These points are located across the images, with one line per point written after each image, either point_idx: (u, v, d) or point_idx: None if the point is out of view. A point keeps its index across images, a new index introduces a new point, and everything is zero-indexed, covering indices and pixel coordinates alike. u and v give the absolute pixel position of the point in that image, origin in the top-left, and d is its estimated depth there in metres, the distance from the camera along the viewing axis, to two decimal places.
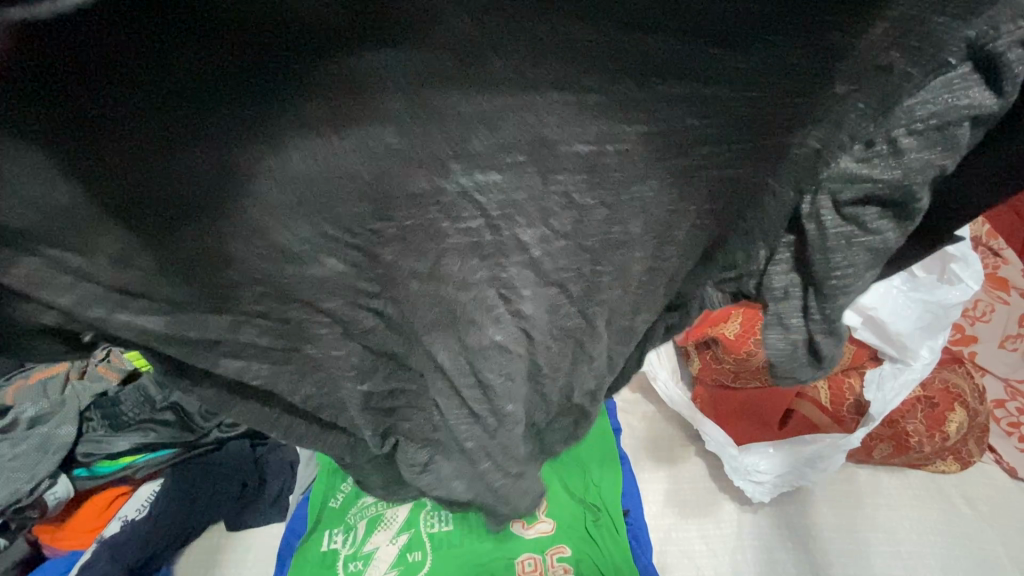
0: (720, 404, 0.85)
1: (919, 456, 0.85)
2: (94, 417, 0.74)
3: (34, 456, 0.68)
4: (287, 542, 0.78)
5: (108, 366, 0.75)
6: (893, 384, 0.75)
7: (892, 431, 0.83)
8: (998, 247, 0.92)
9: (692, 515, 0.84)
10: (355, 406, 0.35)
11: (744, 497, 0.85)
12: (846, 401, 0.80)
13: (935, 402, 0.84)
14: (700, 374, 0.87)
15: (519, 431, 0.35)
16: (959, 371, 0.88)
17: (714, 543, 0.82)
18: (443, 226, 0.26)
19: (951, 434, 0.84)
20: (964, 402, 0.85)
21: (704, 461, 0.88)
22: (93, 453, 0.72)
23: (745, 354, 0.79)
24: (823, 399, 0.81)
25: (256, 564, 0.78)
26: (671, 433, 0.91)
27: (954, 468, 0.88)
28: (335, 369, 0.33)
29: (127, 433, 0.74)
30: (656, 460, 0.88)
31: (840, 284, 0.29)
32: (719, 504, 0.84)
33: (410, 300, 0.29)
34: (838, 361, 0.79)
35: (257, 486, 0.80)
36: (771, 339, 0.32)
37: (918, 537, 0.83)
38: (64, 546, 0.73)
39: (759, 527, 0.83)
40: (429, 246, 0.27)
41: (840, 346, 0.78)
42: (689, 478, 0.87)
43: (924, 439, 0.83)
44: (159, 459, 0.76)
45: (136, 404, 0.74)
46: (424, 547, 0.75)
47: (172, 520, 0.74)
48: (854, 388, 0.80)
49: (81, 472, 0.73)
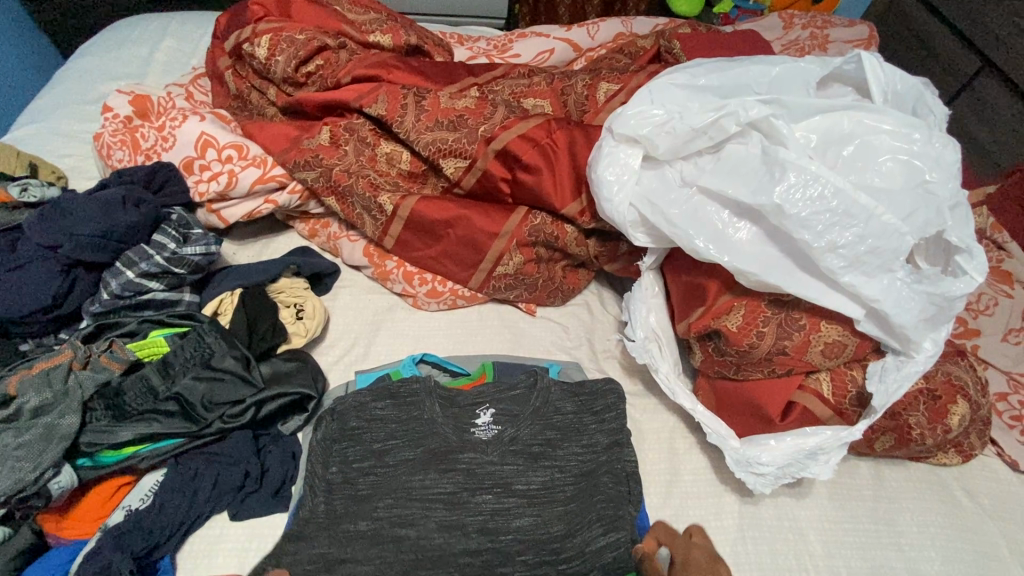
0: (721, 396, 0.84)
1: (921, 449, 0.86)
2: (98, 408, 0.76)
3: (38, 446, 0.69)
4: (290, 532, 0.76)
5: (112, 356, 0.77)
6: (895, 375, 0.75)
7: (894, 423, 0.84)
8: (1002, 240, 1.05)
9: (693, 506, 0.84)
10: (446, 434, 0.81)
11: (745, 489, 0.86)
12: (848, 393, 0.79)
13: (937, 395, 0.84)
14: (701, 366, 0.85)
15: (472, 465, 0.79)
16: (961, 364, 0.88)
17: (715, 534, 0.82)
18: (454, 456, 0.79)
19: (953, 428, 0.84)
20: (967, 395, 0.85)
21: (705, 455, 0.89)
22: (95, 443, 0.74)
23: (748, 345, 0.78)
24: (825, 391, 0.79)
25: (259, 554, 0.75)
26: (673, 425, 0.91)
27: (955, 460, 0.89)
28: (399, 446, 0.80)
29: (131, 422, 0.76)
30: (658, 452, 0.89)
31: (669, 361, 0.87)
32: (719, 496, 0.85)
33: (410, 454, 0.79)
34: (841, 353, 0.78)
35: (259, 477, 0.79)
36: (652, 339, 0.88)
37: (919, 529, 0.84)
38: (66, 536, 0.73)
39: (758, 519, 0.83)
40: (463, 457, 0.79)
41: (845, 337, 0.77)
42: (690, 469, 0.87)
43: (927, 432, 0.84)
44: (162, 450, 0.77)
45: (140, 394, 0.76)
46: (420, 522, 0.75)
47: (176, 510, 0.74)
48: (856, 380, 0.79)
49: (85, 463, 0.74)
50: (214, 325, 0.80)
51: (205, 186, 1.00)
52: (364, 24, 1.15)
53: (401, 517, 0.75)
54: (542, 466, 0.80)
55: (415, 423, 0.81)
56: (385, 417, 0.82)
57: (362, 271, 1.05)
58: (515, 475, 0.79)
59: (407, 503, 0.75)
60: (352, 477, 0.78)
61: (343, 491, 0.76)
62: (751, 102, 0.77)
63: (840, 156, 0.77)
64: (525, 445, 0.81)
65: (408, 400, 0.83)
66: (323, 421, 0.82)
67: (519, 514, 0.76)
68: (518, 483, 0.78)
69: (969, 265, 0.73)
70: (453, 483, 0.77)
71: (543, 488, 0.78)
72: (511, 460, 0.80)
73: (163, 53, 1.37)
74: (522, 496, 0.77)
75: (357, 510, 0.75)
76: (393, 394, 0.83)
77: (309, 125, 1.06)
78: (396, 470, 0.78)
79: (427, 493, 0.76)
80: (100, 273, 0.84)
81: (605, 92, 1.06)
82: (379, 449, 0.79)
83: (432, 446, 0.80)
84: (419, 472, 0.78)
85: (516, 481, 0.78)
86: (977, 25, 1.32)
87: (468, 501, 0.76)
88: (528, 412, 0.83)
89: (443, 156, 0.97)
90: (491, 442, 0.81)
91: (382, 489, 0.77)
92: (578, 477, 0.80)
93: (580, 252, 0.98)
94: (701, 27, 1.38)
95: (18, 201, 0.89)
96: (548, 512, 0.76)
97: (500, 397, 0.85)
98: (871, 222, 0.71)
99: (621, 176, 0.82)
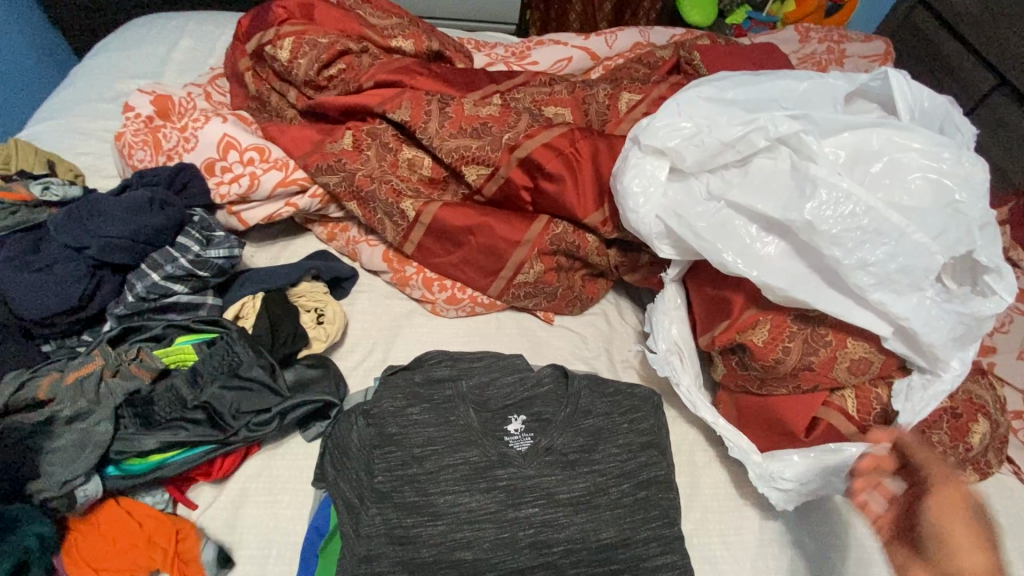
0: (744, 409, 0.84)
1: (942, 467, 0.86)
2: (126, 415, 0.75)
3: (72, 452, 0.70)
4: (310, 540, 0.76)
5: (141, 365, 0.77)
6: (921, 395, 0.76)
7: (916, 441, 0.84)
8: (1018, 258, 1.05)
9: (713, 520, 0.84)
10: (469, 451, 0.79)
11: (765, 504, 0.85)
12: (873, 411, 0.79)
13: (959, 413, 0.84)
14: (724, 379, 0.85)
15: (500, 466, 0.79)
16: (982, 383, 0.88)
17: (735, 550, 0.81)
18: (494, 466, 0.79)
19: (975, 446, 0.84)
20: (988, 413, 0.85)
21: (725, 468, 0.88)
22: (123, 451, 0.73)
23: (774, 360, 0.78)
24: (850, 408, 0.79)
25: (280, 561, 0.75)
26: (692, 437, 0.91)
27: (974, 478, 0.89)
28: (443, 455, 0.79)
29: (158, 431, 0.75)
30: (679, 464, 0.88)
31: (689, 373, 0.87)
32: (740, 512, 0.85)
33: (448, 463, 0.78)
34: (867, 371, 0.78)
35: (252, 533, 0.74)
36: (673, 350, 0.87)
37: None
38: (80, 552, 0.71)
39: (779, 534, 0.83)
40: (498, 468, 0.79)
41: (871, 354, 0.77)
42: (709, 483, 0.87)
43: (949, 450, 0.84)
44: (190, 459, 0.76)
45: (169, 403, 0.77)
46: (450, 551, 0.73)
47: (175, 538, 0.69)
48: (881, 398, 0.79)
49: (113, 472, 0.74)
50: (243, 335, 0.81)
51: (226, 188, 1.00)
52: (387, 28, 1.15)
53: (438, 526, 0.75)
54: (588, 471, 0.80)
55: (452, 429, 0.81)
56: (421, 421, 0.81)
57: (381, 276, 1.04)
58: (558, 471, 0.79)
59: (464, 471, 0.78)
60: (396, 483, 0.77)
61: (390, 499, 0.76)
62: (781, 117, 0.77)
63: (869, 172, 0.77)
64: (559, 449, 0.81)
65: (444, 407, 0.82)
66: (357, 423, 0.80)
67: (584, 479, 0.79)
68: (562, 493, 0.78)
69: (998, 286, 0.73)
70: (506, 495, 0.77)
71: (591, 492, 0.78)
72: (549, 472, 0.79)
73: (181, 52, 1.37)
74: (567, 506, 0.77)
75: (440, 507, 0.76)
76: (430, 399, 0.83)
77: (330, 128, 1.06)
78: (441, 478, 0.77)
79: (465, 535, 0.74)
80: (125, 275, 0.84)
81: (627, 103, 1.06)
82: (419, 455, 0.78)
83: (471, 454, 0.79)
84: (460, 482, 0.77)
85: (560, 490, 0.78)
86: (992, 42, 1.33)
87: (515, 516, 0.76)
88: (561, 417, 0.83)
89: (466, 163, 0.97)
90: (529, 454, 0.80)
91: (430, 496, 0.76)
92: (619, 477, 0.80)
93: (600, 262, 0.97)
94: (719, 38, 1.38)
95: (40, 200, 0.88)
96: (597, 517, 0.77)
97: (534, 497, 0.77)
98: (902, 241, 0.71)
99: (648, 188, 0.82)
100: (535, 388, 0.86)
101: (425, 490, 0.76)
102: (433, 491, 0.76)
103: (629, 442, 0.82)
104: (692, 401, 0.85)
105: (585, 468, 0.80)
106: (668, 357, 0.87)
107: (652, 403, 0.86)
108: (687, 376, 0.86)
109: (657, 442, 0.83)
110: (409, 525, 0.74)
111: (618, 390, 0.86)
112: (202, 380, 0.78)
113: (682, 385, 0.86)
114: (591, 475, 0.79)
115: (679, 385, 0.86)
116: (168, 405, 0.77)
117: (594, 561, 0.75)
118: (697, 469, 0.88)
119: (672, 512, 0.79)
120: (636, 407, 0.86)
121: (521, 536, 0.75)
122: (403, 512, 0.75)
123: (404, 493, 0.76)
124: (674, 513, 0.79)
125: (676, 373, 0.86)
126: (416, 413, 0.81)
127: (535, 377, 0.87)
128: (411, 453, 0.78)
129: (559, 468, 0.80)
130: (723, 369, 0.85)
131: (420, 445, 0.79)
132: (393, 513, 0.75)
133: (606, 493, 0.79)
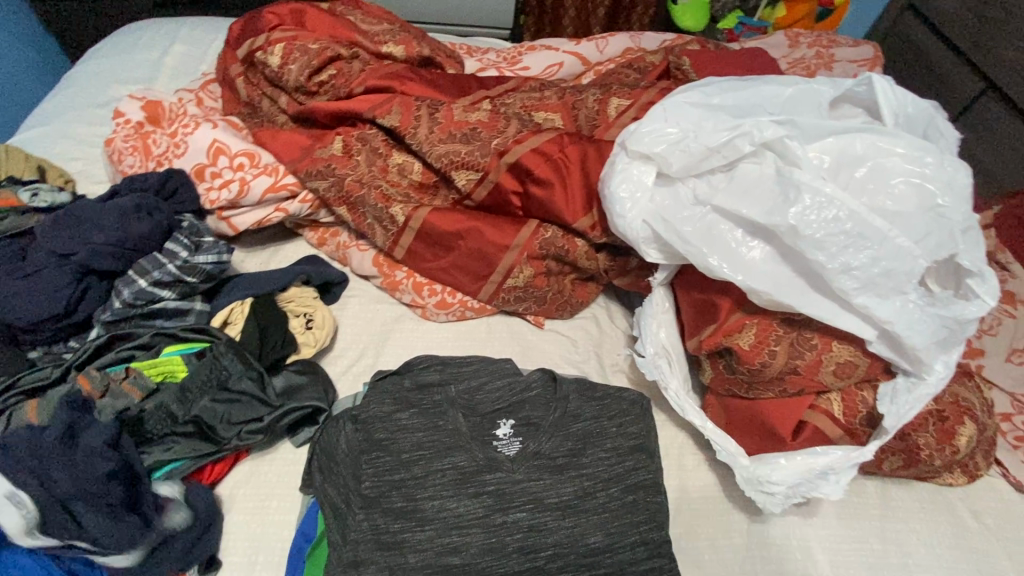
0: (731, 413, 0.84)
1: (929, 469, 0.86)
2: None
3: None
4: (298, 545, 0.75)
5: (132, 383, 0.77)
6: (906, 398, 0.76)
7: (904, 444, 0.84)
8: (1006, 261, 1.05)
9: (701, 524, 0.84)
10: (458, 455, 0.79)
11: (754, 507, 0.86)
12: (859, 414, 0.79)
13: (945, 416, 0.85)
14: (712, 383, 0.86)
15: (488, 470, 0.79)
16: (968, 385, 0.89)
17: (723, 553, 0.82)
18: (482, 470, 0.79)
19: (961, 449, 0.84)
20: (974, 416, 0.85)
21: (713, 471, 0.89)
22: None
23: (760, 364, 0.78)
24: (836, 411, 0.80)
25: (268, 566, 0.75)
26: (681, 441, 0.91)
27: (962, 481, 0.89)
28: (431, 460, 0.79)
29: (150, 447, 0.76)
30: (668, 467, 0.89)
31: (676, 376, 0.87)
32: (729, 515, 0.85)
33: (436, 467, 0.78)
34: (853, 374, 0.78)
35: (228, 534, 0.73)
36: (661, 354, 0.88)
37: (925, 549, 0.84)
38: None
39: (767, 537, 0.83)
40: (486, 473, 0.79)
41: (856, 357, 0.78)
42: (697, 486, 0.87)
43: (936, 453, 0.84)
44: (179, 472, 0.77)
45: (160, 420, 0.77)
46: (436, 556, 0.74)
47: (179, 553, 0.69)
48: (867, 401, 0.80)
49: None
50: (230, 346, 0.81)
51: (215, 194, 1.00)
52: (377, 34, 1.15)
53: (425, 531, 0.75)
54: (576, 475, 0.80)
55: (440, 434, 0.81)
56: (409, 426, 0.81)
57: (371, 281, 1.05)
58: (545, 475, 0.79)
59: (451, 476, 0.78)
60: (384, 488, 0.77)
61: (378, 505, 0.76)
62: (765, 123, 0.78)
63: (853, 177, 0.78)
64: (547, 453, 0.81)
65: (431, 412, 0.82)
66: (345, 428, 0.80)
67: (571, 483, 0.79)
68: (549, 497, 0.78)
69: (981, 289, 0.74)
70: (494, 499, 0.77)
71: (579, 496, 0.78)
72: (537, 476, 0.79)
73: (173, 58, 1.37)
74: (555, 510, 0.77)
75: (427, 512, 0.76)
76: (418, 404, 0.83)
77: (321, 134, 1.06)
78: (429, 483, 0.77)
79: (452, 540, 0.74)
80: (112, 281, 0.84)
81: (616, 108, 1.07)
82: (406, 460, 0.78)
83: (459, 459, 0.79)
84: (448, 486, 0.77)
85: (547, 495, 0.78)
86: (979, 47, 1.34)
87: (503, 520, 0.76)
88: (549, 422, 0.83)
89: (455, 168, 0.97)
90: (517, 459, 0.80)
91: (417, 501, 0.76)
92: (607, 481, 0.80)
93: (589, 266, 0.97)
94: (709, 43, 1.39)
95: (28, 205, 0.88)
96: (585, 521, 0.77)
97: (522, 501, 0.77)
98: (885, 245, 0.72)
99: (634, 193, 0.82)
100: (524, 393, 0.86)
101: (411, 496, 0.76)
102: (420, 497, 0.76)
103: (617, 446, 0.83)
104: (680, 405, 0.85)
105: (573, 471, 0.80)
106: (656, 361, 0.87)
107: (640, 406, 0.87)
108: (675, 379, 0.87)
109: (644, 447, 0.83)
110: (396, 532, 0.74)
111: (605, 394, 0.87)
112: (191, 393, 0.78)
113: (670, 388, 0.86)
114: (579, 478, 0.80)
115: (666, 388, 0.86)
116: (159, 423, 0.76)
117: (582, 565, 0.75)
118: (685, 472, 0.88)
119: (659, 516, 0.79)
120: (624, 413, 0.86)
121: (508, 540, 0.75)
122: (389, 517, 0.75)
123: (391, 499, 0.76)
124: (662, 517, 0.79)
125: (663, 376, 0.86)
126: (404, 418, 0.81)
127: (523, 380, 0.87)
128: (399, 458, 0.78)
129: (547, 472, 0.80)
130: (710, 373, 0.85)
131: (407, 451, 0.79)
132: (380, 519, 0.75)
133: (594, 497, 0.79)
